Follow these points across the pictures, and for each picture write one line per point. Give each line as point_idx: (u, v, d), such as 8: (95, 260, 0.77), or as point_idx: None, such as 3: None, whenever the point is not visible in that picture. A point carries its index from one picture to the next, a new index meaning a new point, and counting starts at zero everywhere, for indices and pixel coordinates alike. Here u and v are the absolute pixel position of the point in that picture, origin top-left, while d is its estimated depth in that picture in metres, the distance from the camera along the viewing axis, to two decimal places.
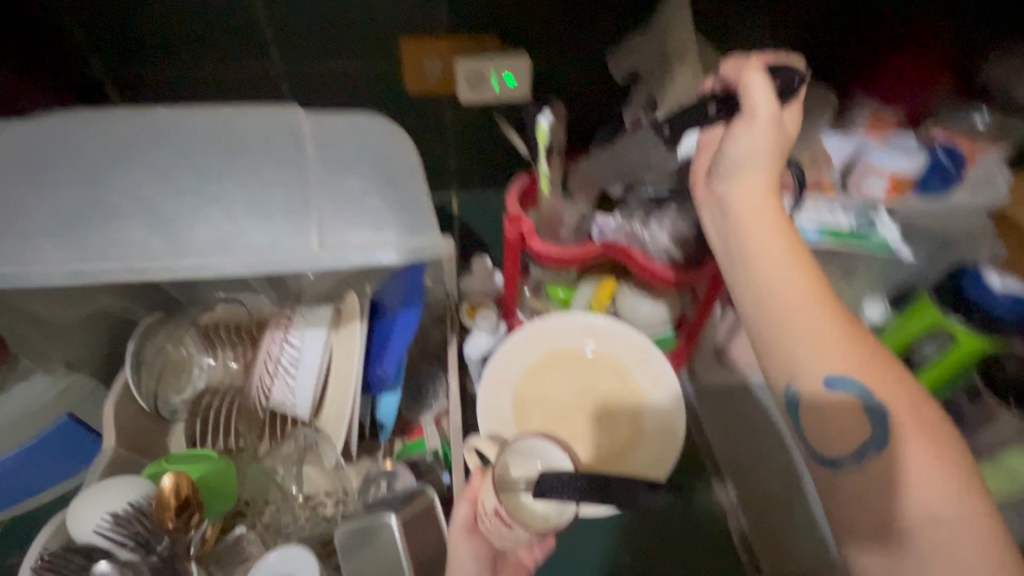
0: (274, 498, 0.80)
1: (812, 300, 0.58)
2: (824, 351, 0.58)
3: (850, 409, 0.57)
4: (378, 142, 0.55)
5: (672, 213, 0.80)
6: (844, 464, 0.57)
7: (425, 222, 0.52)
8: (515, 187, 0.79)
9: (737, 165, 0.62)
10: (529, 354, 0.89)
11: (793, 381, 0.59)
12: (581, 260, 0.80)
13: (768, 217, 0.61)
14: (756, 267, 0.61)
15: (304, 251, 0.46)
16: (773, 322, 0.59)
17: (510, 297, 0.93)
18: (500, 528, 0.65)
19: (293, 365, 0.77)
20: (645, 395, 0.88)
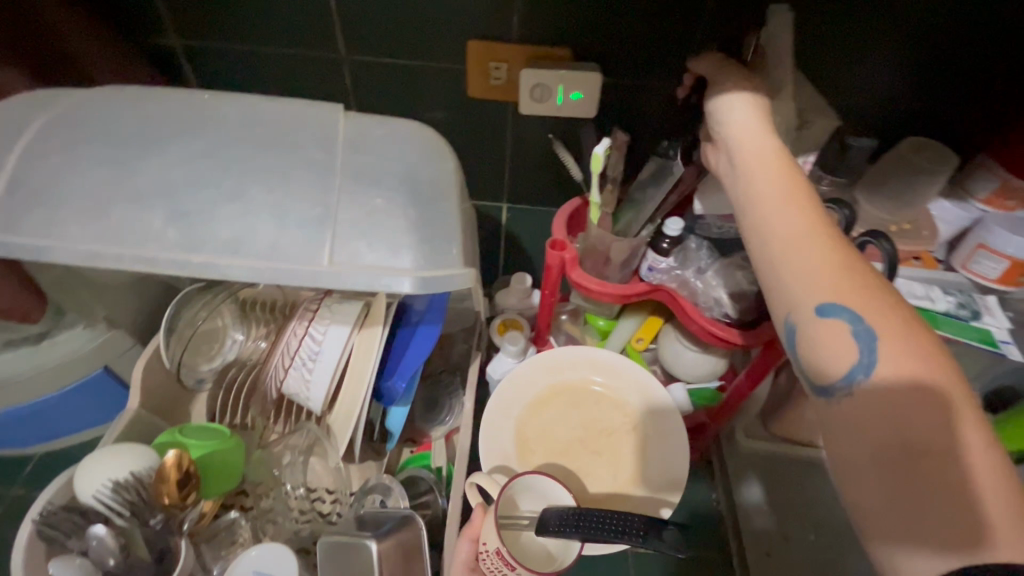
0: (274, 487, 0.79)
1: (809, 229, 0.48)
2: (819, 278, 0.46)
3: (844, 338, 0.44)
4: (416, 155, 0.52)
5: (733, 265, 0.72)
6: (836, 392, 0.44)
7: (445, 248, 0.49)
8: (563, 213, 0.77)
9: (721, 109, 0.58)
10: (530, 385, 0.83)
11: (789, 310, 0.48)
12: (624, 298, 0.74)
13: (768, 150, 0.53)
14: (751, 198, 0.52)
15: (314, 266, 0.45)
16: (772, 256, 0.49)
17: (542, 321, 0.88)
18: (502, 568, 0.59)
19: (312, 359, 0.75)
20: (651, 433, 0.80)
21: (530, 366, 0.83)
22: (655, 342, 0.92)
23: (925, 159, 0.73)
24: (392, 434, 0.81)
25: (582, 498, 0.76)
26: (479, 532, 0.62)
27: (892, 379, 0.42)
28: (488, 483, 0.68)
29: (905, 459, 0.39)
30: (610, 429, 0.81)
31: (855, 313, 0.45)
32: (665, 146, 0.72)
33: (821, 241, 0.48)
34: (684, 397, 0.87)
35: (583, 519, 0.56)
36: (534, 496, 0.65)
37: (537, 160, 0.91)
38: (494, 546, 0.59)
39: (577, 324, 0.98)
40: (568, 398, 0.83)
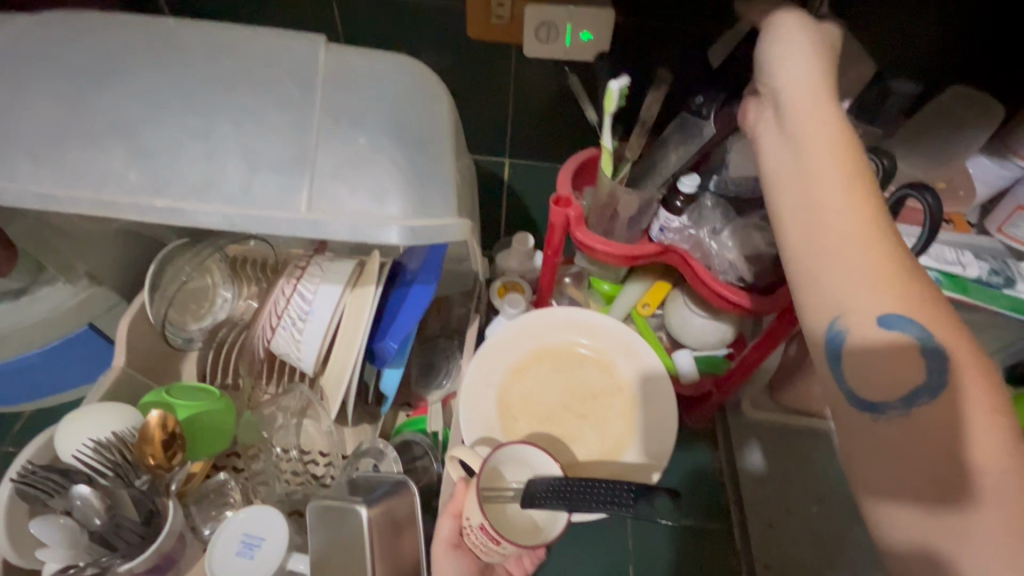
0: (265, 452, 0.77)
1: (875, 234, 0.43)
2: (882, 289, 0.43)
3: (903, 351, 0.42)
4: (409, 98, 0.48)
5: (751, 225, 0.67)
6: (888, 410, 0.42)
7: (437, 199, 0.45)
8: (569, 166, 0.71)
9: (776, 67, 0.50)
10: (514, 351, 0.80)
11: (842, 319, 0.44)
12: (631, 259, 0.69)
13: (831, 126, 0.47)
14: (810, 183, 0.46)
15: (289, 213, 0.41)
16: (830, 253, 0.44)
17: (544, 284, 0.84)
18: (487, 542, 0.59)
19: (302, 318, 0.71)
20: (638, 395, 0.78)
21: (510, 330, 0.79)
22: (661, 308, 0.89)
23: (967, 113, 0.67)
24: (386, 397, 0.78)
25: (570, 465, 0.74)
26: (462, 507, 0.63)
27: (953, 402, 0.40)
28: (472, 456, 0.64)
29: (965, 485, 0.37)
30: (595, 393, 0.79)
31: (921, 328, 0.42)
32: (697, 100, 0.64)
33: (884, 239, 0.43)
34: (689, 364, 0.84)
35: (569, 491, 0.55)
36: (521, 468, 0.63)
37: (542, 110, 0.84)
38: (476, 522, 0.58)
39: (581, 288, 0.95)
40: (553, 363, 0.80)
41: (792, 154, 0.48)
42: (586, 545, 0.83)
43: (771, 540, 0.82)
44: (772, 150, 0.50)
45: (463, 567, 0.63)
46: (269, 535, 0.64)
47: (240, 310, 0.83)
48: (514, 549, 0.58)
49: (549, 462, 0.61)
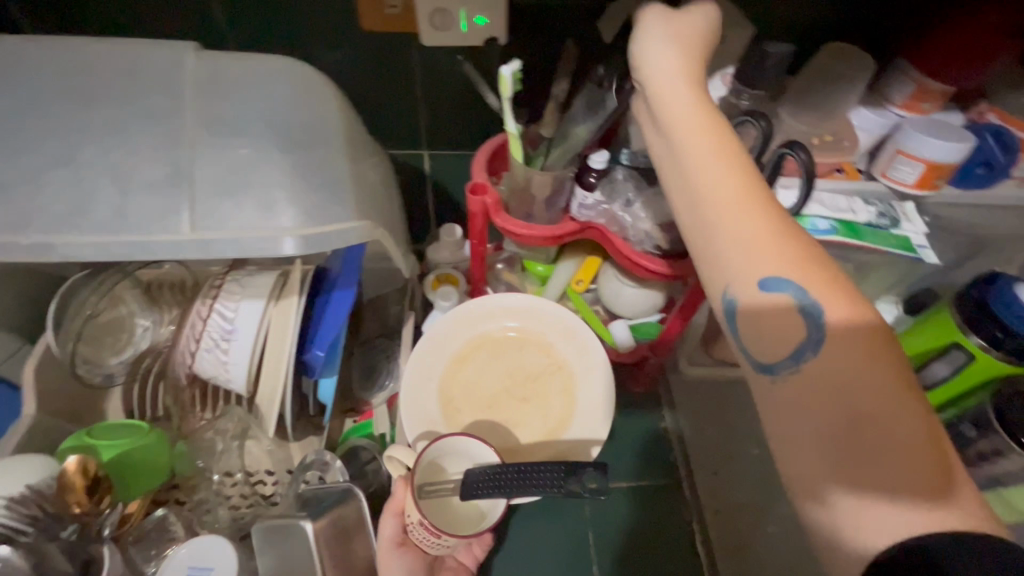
0: (204, 481, 0.75)
1: (748, 201, 0.43)
2: (758, 253, 0.42)
3: (787, 311, 0.41)
4: (295, 110, 0.51)
5: (659, 196, 0.70)
6: (781, 368, 0.41)
7: (336, 206, 0.50)
8: (482, 153, 0.71)
9: (641, 50, 0.50)
10: (449, 342, 0.80)
11: (728, 290, 0.44)
12: (552, 238, 0.70)
13: (693, 102, 0.47)
14: (680, 158, 0.47)
15: (172, 234, 0.45)
16: (708, 229, 0.44)
17: (476, 273, 0.84)
18: (430, 537, 0.59)
19: (225, 338, 0.69)
20: (576, 373, 0.80)
21: (444, 323, 0.79)
22: (594, 283, 0.92)
23: (844, 65, 0.71)
24: (327, 407, 0.76)
25: (515, 448, 0.76)
26: (402, 505, 0.62)
27: (835, 350, 0.39)
28: (408, 454, 0.66)
29: (855, 436, 0.37)
30: (534, 375, 0.80)
31: (800, 286, 0.41)
32: (597, 71, 0.66)
33: (758, 205, 0.43)
34: (625, 333, 0.87)
35: (503, 477, 0.56)
36: (460, 458, 0.64)
37: (452, 98, 0.83)
38: (416, 517, 0.59)
39: (514, 272, 0.95)
40: (487, 351, 0.81)
41: (665, 137, 0.49)
42: (546, 521, 0.86)
43: (717, 487, 0.87)
44: (652, 134, 0.51)
45: (408, 564, 0.62)
46: (216, 564, 0.62)
47: (164, 336, 0.79)
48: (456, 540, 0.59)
49: (485, 448, 0.62)
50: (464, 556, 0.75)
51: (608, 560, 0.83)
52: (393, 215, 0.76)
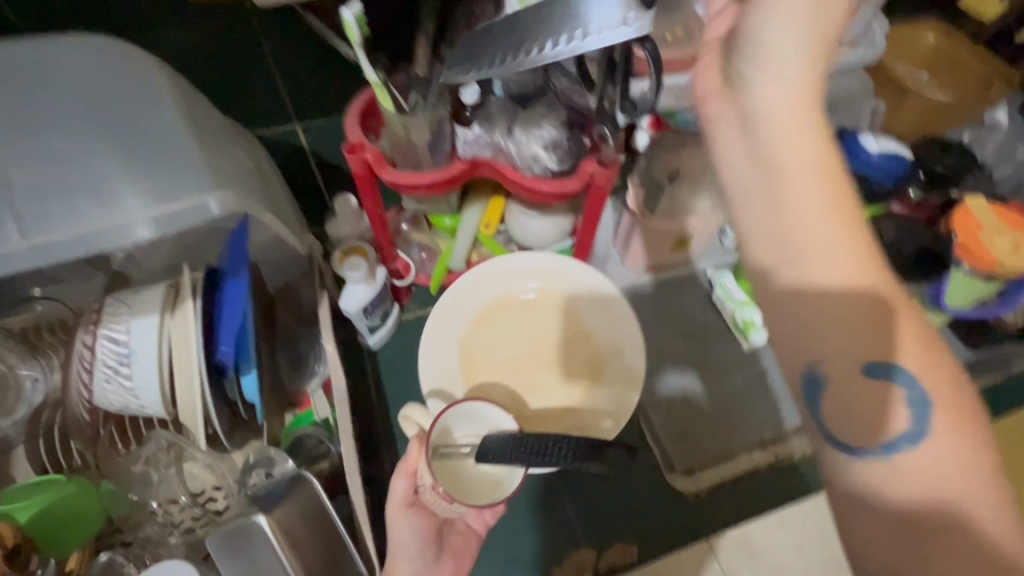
0: (146, 517, 0.71)
1: (856, 261, 0.39)
2: (857, 324, 0.38)
3: (893, 398, 0.38)
4: (104, 101, 0.55)
5: (538, 113, 0.69)
6: (870, 454, 0.38)
7: (177, 185, 0.55)
8: (351, 110, 0.68)
9: (761, 57, 0.40)
10: (475, 301, 0.84)
11: (819, 361, 0.39)
12: (445, 182, 0.70)
13: (807, 129, 0.40)
14: (780, 189, 0.40)
15: (6, 243, 0.51)
16: (801, 275, 0.39)
17: (383, 236, 0.82)
18: (440, 501, 0.61)
19: (124, 364, 0.64)
20: (603, 345, 0.83)
21: (472, 276, 0.84)
22: (503, 224, 0.94)
23: None
24: (258, 406, 0.71)
25: (527, 413, 0.79)
26: (414, 464, 0.62)
27: (938, 442, 0.37)
28: (423, 414, 0.70)
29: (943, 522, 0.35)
30: (560, 342, 0.83)
31: (910, 374, 0.38)
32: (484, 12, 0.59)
33: (871, 272, 0.39)
34: None
35: (522, 446, 0.60)
36: (476, 424, 0.67)
37: (311, 54, 0.77)
38: (430, 480, 0.61)
39: (423, 231, 0.94)
40: (509, 312, 0.85)
41: (756, 162, 0.41)
42: None
43: (655, 384, 0.93)
44: (730, 151, 0.43)
45: (417, 526, 0.63)
46: None
47: (56, 383, 0.71)
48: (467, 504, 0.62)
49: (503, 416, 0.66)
50: (472, 520, 0.70)
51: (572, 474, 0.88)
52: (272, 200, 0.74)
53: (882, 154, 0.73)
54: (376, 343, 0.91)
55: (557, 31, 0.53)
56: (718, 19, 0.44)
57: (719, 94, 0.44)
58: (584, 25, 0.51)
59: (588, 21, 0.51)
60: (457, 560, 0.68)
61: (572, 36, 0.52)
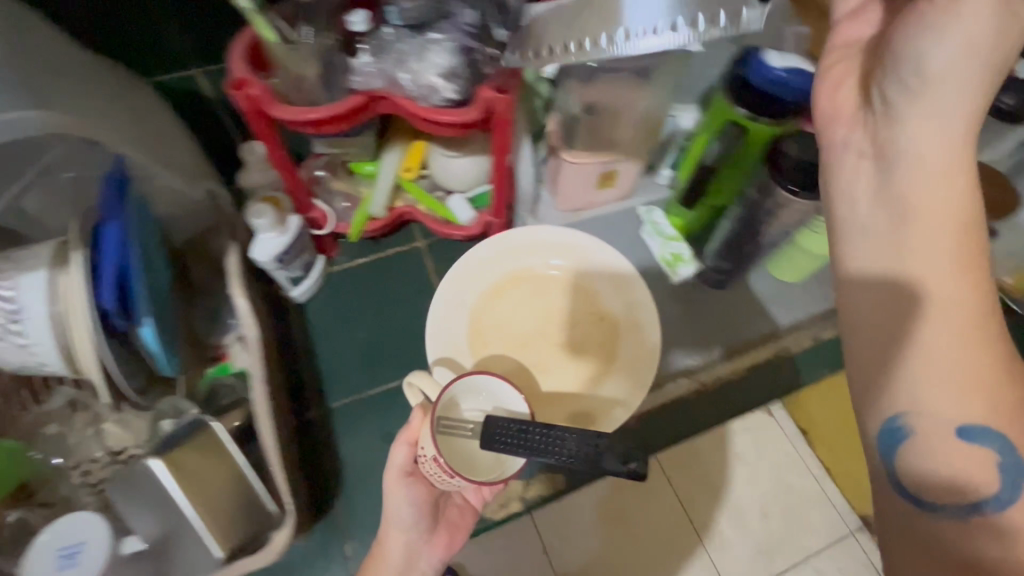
0: (59, 475, 0.71)
1: (975, 320, 0.45)
2: (945, 386, 0.44)
3: (984, 459, 0.44)
4: None
5: (432, 41, 0.66)
6: (944, 512, 0.45)
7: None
8: (235, 45, 0.65)
9: (920, 89, 0.46)
10: (494, 272, 0.86)
11: (907, 410, 0.46)
12: (339, 118, 0.67)
13: (944, 174, 0.47)
14: (902, 227, 0.48)
15: None
16: (920, 319, 0.46)
17: (293, 183, 0.79)
18: (442, 476, 0.60)
19: (13, 319, 0.62)
20: (618, 323, 0.84)
21: (489, 246, 0.85)
22: (427, 168, 0.91)
23: None
24: (163, 357, 0.68)
25: (538, 393, 0.82)
26: (417, 434, 0.64)
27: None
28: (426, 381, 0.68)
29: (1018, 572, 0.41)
30: (575, 317, 0.85)
31: (998, 435, 0.44)
32: None
33: (980, 329, 0.45)
34: (463, 207, 0.89)
35: (528, 435, 0.58)
36: (480, 396, 0.66)
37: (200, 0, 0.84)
38: (430, 453, 0.59)
39: (343, 178, 0.91)
40: (526, 286, 0.87)
41: (885, 196, 0.50)
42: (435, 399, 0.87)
43: None
44: (860, 189, 0.52)
45: (414, 499, 0.65)
46: (88, 540, 0.58)
47: None
48: (467, 481, 0.60)
49: (512, 395, 0.64)
50: (471, 496, 0.71)
51: None
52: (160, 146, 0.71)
53: (787, 70, 0.68)
54: (302, 294, 0.90)
55: (596, 31, 0.55)
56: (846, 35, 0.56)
57: (853, 117, 0.53)
58: (627, 26, 0.54)
59: (626, 23, 0.54)
60: (452, 532, 0.70)
61: (612, 37, 0.54)
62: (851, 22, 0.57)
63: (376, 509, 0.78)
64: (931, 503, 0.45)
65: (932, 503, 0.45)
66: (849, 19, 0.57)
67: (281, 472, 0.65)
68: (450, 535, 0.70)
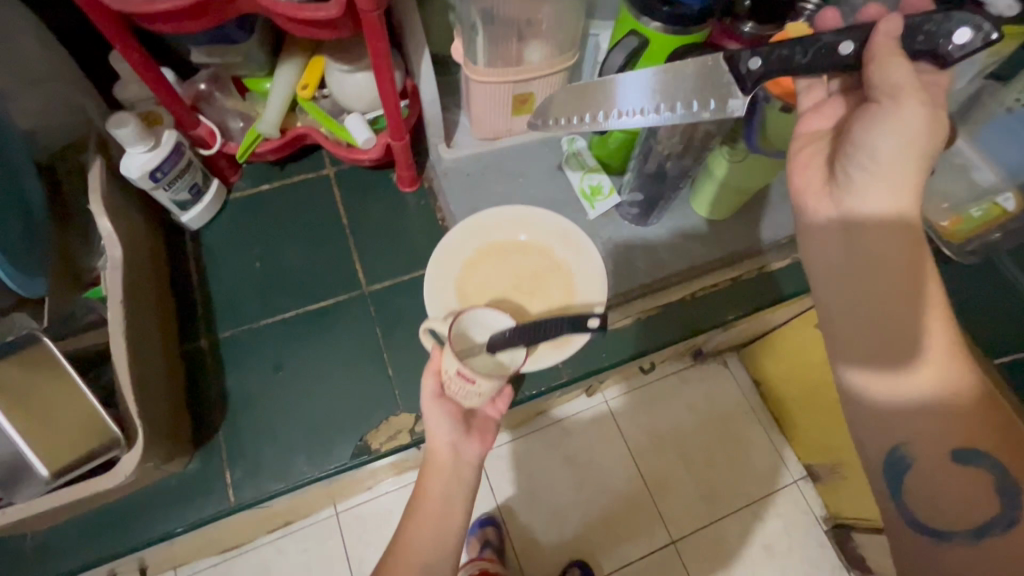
0: None
1: (941, 380, 0.44)
2: (929, 427, 0.44)
3: (981, 484, 0.43)
4: None
5: None
6: (955, 537, 0.44)
7: None
8: None
9: (875, 171, 0.44)
10: (468, 246, 0.81)
11: (900, 445, 0.45)
12: (189, 12, 0.60)
13: (898, 245, 0.44)
14: (867, 304, 0.45)
15: None
16: (893, 391, 0.45)
17: (162, 92, 0.73)
18: (464, 385, 0.60)
19: None
20: (574, 271, 0.80)
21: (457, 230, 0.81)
22: (326, 88, 0.84)
23: None
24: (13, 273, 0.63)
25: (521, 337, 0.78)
26: (439, 363, 0.64)
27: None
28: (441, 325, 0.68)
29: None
30: (543, 274, 0.81)
31: (998, 462, 0.43)
32: None
33: (951, 390, 0.44)
34: (361, 129, 0.83)
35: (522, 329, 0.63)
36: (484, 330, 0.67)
37: None
38: (453, 367, 0.60)
39: (234, 96, 0.84)
40: (497, 256, 0.82)
41: (847, 278, 0.46)
42: (337, 328, 0.84)
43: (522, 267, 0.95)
44: (825, 270, 0.48)
45: (449, 413, 0.64)
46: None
47: None
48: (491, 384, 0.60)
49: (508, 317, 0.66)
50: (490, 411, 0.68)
51: (393, 335, 0.84)
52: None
53: None
54: (193, 220, 0.85)
55: (597, 107, 0.58)
56: (813, 113, 0.52)
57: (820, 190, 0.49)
58: (626, 105, 0.57)
59: (621, 104, 0.57)
60: (484, 437, 0.67)
61: (607, 114, 0.57)
62: (812, 114, 0.53)
63: (286, 452, 0.77)
64: (941, 530, 0.45)
65: (943, 530, 0.45)
66: (811, 110, 0.53)
67: (132, 398, 0.63)
68: (484, 436, 0.67)
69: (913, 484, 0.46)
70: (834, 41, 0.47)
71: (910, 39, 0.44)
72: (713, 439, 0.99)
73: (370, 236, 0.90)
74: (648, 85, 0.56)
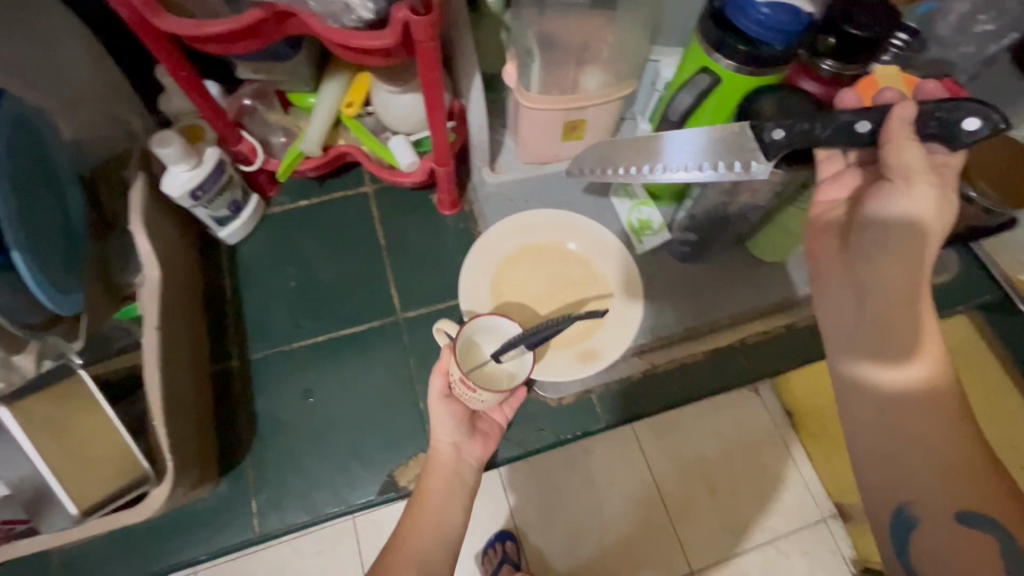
0: None
1: (946, 432, 0.43)
2: (935, 482, 0.43)
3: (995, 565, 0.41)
4: None
5: None
6: None
7: None
8: None
9: (884, 237, 0.45)
10: (508, 244, 0.83)
11: (910, 507, 0.44)
12: (239, 35, 0.57)
13: (904, 305, 0.45)
14: (873, 357, 0.46)
15: None
16: (897, 442, 0.44)
17: (206, 110, 0.71)
18: (469, 393, 0.62)
19: None
20: (612, 288, 0.82)
21: (502, 224, 0.83)
22: (370, 106, 0.81)
23: None
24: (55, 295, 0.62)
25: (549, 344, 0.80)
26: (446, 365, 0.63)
27: None
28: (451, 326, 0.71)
29: None
30: (580, 284, 0.82)
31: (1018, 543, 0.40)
32: None
33: (960, 448, 0.43)
34: (405, 151, 0.79)
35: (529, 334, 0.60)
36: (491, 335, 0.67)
37: None
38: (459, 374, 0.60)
39: (277, 110, 0.83)
40: (536, 258, 0.83)
41: (855, 337, 0.47)
42: (366, 351, 0.82)
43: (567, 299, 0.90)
44: (836, 324, 0.49)
45: (455, 415, 0.64)
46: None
47: None
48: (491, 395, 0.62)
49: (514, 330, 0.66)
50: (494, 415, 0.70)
51: (422, 360, 0.81)
52: (44, 61, 0.64)
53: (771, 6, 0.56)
54: (230, 237, 0.84)
55: (642, 160, 0.62)
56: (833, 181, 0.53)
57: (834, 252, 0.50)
58: (666, 161, 0.60)
59: (662, 160, 0.60)
60: (485, 441, 0.67)
61: (653, 168, 0.61)
62: (831, 183, 0.53)
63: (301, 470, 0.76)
64: None
65: None
66: (828, 180, 0.54)
67: (163, 426, 0.62)
68: (486, 440, 0.67)
69: (932, 557, 0.44)
70: (852, 119, 0.49)
71: (922, 124, 0.46)
72: (749, 466, 0.82)
73: (402, 254, 0.87)
74: (696, 143, 0.58)
